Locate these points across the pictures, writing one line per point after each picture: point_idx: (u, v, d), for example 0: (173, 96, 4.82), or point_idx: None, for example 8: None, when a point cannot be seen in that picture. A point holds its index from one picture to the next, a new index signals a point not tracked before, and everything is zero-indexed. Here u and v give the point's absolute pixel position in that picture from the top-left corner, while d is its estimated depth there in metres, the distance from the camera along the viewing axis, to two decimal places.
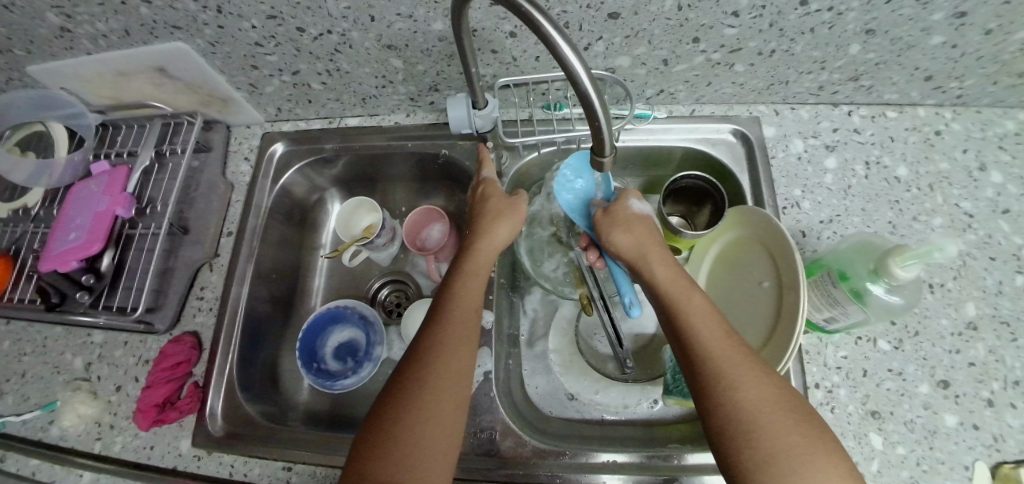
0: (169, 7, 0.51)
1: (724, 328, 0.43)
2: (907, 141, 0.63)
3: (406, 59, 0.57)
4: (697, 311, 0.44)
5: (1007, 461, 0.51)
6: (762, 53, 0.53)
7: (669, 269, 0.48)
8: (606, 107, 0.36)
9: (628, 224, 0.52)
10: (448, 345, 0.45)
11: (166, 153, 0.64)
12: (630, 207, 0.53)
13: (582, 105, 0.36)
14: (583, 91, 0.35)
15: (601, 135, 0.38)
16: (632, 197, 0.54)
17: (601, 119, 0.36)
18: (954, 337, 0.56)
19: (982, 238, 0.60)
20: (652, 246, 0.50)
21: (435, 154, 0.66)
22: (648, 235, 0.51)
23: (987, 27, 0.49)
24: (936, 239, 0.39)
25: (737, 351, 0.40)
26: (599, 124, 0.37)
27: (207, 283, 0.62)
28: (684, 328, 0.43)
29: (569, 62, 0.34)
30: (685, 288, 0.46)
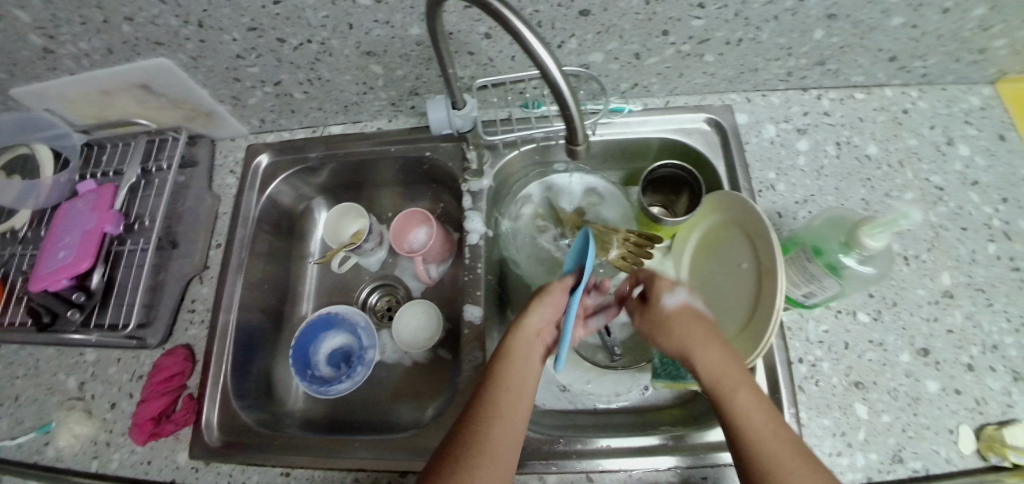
0: (150, 23, 0.52)
1: (779, 426, 0.41)
2: (875, 120, 0.64)
3: (384, 65, 0.58)
4: (750, 412, 0.42)
5: (990, 423, 0.54)
6: (730, 43, 0.55)
7: (720, 354, 0.46)
8: (578, 98, 0.38)
9: (669, 317, 0.50)
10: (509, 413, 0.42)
11: (151, 170, 0.65)
12: (665, 296, 0.52)
13: (555, 98, 0.38)
14: (556, 84, 0.36)
15: (573, 125, 0.40)
16: (665, 286, 0.52)
17: (573, 109, 0.38)
18: (931, 306, 0.58)
19: (953, 210, 0.63)
20: (701, 334, 0.48)
21: (419, 157, 0.67)
22: (697, 322, 0.49)
23: (944, 6, 0.51)
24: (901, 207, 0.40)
25: (799, 457, 0.39)
26: (571, 114, 0.39)
27: (197, 296, 0.62)
28: (738, 430, 0.41)
29: (541, 59, 0.35)
30: (738, 377, 0.44)
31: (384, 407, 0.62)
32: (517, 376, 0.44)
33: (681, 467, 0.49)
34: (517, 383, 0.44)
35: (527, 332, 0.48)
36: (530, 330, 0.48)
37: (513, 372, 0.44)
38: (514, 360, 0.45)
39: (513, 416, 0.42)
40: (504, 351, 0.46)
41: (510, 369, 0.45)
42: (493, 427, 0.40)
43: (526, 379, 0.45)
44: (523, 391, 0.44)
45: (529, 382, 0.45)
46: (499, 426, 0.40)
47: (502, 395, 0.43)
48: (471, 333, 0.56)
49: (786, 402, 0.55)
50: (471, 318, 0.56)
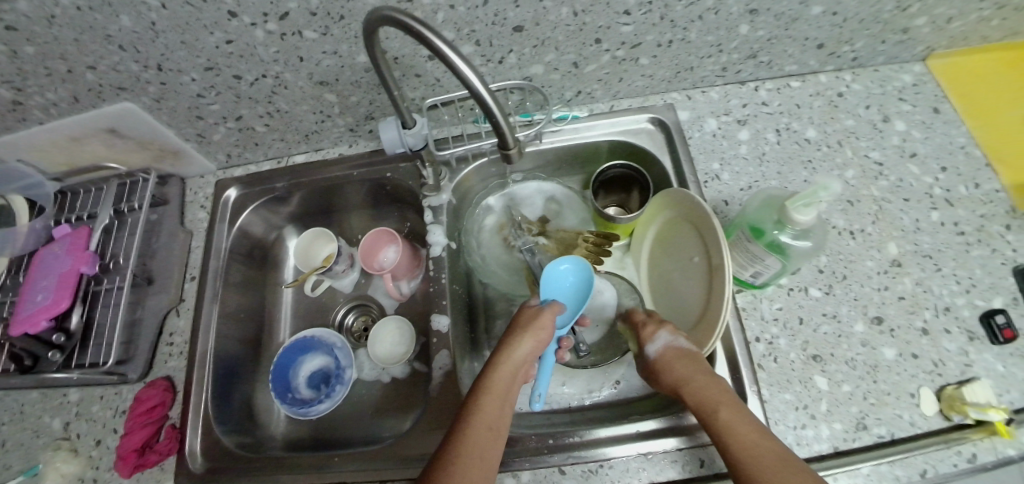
0: (114, 70, 0.56)
1: (765, 437, 0.42)
2: (812, 105, 0.68)
3: (338, 93, 0.62)
4: (736, 425, 0.44)
5: (950, 383, 0.57)
6: (661, 45, 0.58)
7: (703, 377, 0.48)
8: (503, 109, 0.43)
9: (659, 365, 0.52)
10: (488, 432, 0.43)
11: (124, 211, 0.67)
12: (647, 347, 0.54)
13: (481, 108, 0.42)
14: (482, 99, 0.41)
15: (501, 130, 0.44)
16: (646, 337, 0.55)
17: (498, 117, 0.43)
18: (880, 275, 0.61)
19: (895, 183, 0.65)
20: (685, 364, 0.50)
21: (380, 178, 0.69)
22: (681, 355, 0.51)
23: None
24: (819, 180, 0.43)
25: (786, 463, 0.40)
26: (499, 122, 0.44)
27: (174, 328, 0.64)
28: (727, 447, 0.43)
29: (467, 77, 0.40)
30: (721, 396, 0.47)
31: (365, 423, 0.63)
32: (494, 406, 0.45)
33: (649, 453, 0.51)
34: (494, 412, 0.45)
35: (510, 365, 0.49)
36: (513, 362, 0.49)
37: (492, 402, 0.46)
38: (494, 388, 0.47)
39: (489, 441, 0.42)
40: (484, 382, 0.48)
41: (489, 400, 0.46)
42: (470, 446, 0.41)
43: (501, 406, 0.46)
44: (497, 418, 0.44)
45: (505, 411, 0.46)
46: (477, 443, 0.42)
47: (479, 424, 0.43)
48: (439, 341, 0.57)
49: (748, 381, 0.56)
50: (438, 328, 0.58)
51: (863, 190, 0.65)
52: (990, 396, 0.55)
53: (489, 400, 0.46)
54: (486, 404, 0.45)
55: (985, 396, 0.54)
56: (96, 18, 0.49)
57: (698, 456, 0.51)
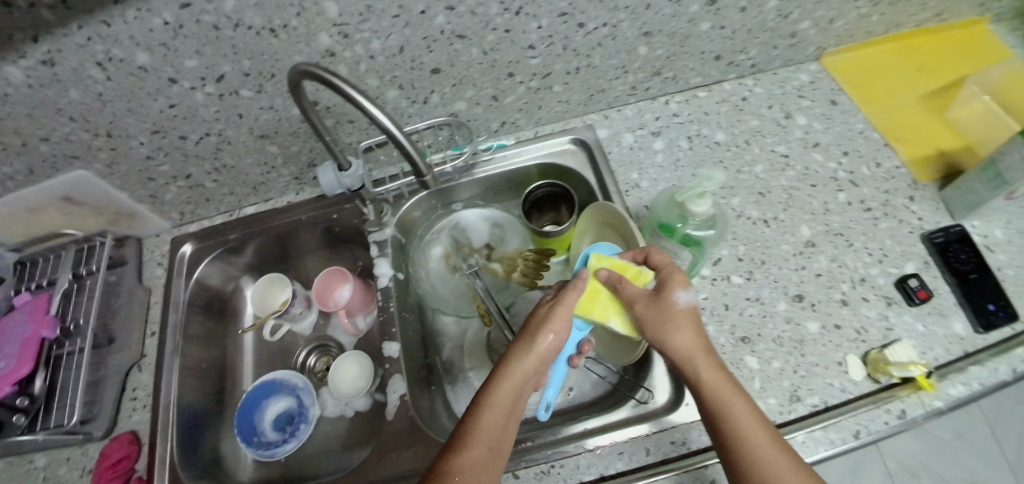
0: (65, 140, 0.59)
1: (770, 431, 0.44)
2: (719, 111, 0.74)
3: (280, 144, 0.66)
4: (748, 420, 0.44)
5: (873, 348, 0.61)
6: (570, 72, 0.64)
7: (713, 360, 0.47)
8: (407, 136, 0.52)
9: (682, 318, 0.48)
10: (489, 445, 0.45)
11: (83, 274, 0.70)
12: (683, 294, 0.48)
13: (388, 138, 0.51)
14: (387, 130, 0.50)
15: (414, 160, 0.55)
16: (684, 284, 0.49)
17: (405, 146, 0.52)
18: (796, 257, 0.66)
19: (802, 172, 0.71)
20: (699, 338, 0.48)
21: (327, 220, 0.73)
22: (695, 324, 0.49)
23: (739, 6, 0.61)
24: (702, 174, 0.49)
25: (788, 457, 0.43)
26: (408, 151, 0.54)
27: (138, 383, 0.66)
28: (738, 440, 0.43)
29: (369, 111, 0.48)
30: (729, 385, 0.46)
31: (333, 456, 0.65)
32: (494, 423, 0.46)
33: (596, 448, 0.55)
34: (495, 430, 0.45)
35: (516, 375, 0.48)
36: (519, 374, 0.48)
37: (492, 418, 0.46)
38: (496, 404, 0.47)
39: (485, 459, 0.44)
40: (486, 395, 0.48)
41: (490, 415, 0.46)
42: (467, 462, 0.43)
43: (501, 421, 0.46)
44: (497, 435, 0.45)
45: (506, 423, 0.46)
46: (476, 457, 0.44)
47: (479, 443, 0.44)
48: (391, 366, 0.60)
49: None
50: (390, 354, 0.61)
51: (773, 182, 0.71)
52: (911, 355, 0.59)
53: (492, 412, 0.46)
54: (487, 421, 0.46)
55: (907, 355, 0.59)
56: (46, 94, 0.52)
57: (644, 445, 0.54)
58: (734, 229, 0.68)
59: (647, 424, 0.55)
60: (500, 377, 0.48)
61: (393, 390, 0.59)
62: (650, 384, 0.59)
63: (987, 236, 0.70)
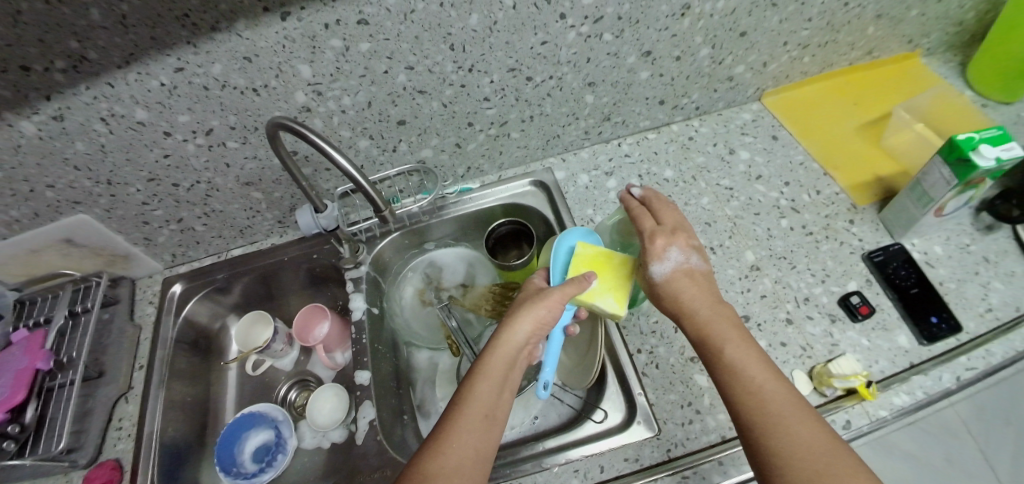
0: (69, 187, 0.65)
1: (772, 376, 0.47)
2: (667, 150, 0.81)
3: (264, 191, 0.73)
4: (743, 356, 0.48)
5: (819, 363, 0.66)
6: (525, 120, 0.71)
7: (708, 313, 0.52)
8: (365, 175, 0.57)
9: (664, 284, 0.54)
10: (483, 413, 0.48)
11: (78, 312, 0.74)
12: (655, 263, 0.54)
13: (350, 179, 0.56)
14: (347, 171, 0.55)
15: (375, 199, 0.61)
16: (655, 254, 0.54)
17: (366, 187, 0.58)
18: (741, 280, 0.71)
19: (745, 202, 0.77)
20: (690, 295, 0.53)
21: (307, 259, 0.78)
22: (689, 282, 0.54)
23: (673, 55, 0.70)
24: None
25: (787, 402, 0.45)
26: (369, 191, 0.59)
27: (124, 414, 0.69)
28: (734, 384, 0.47)
29: (333, 156, 0.53)
30: (728, 334, 0.50)
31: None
32: (486, 394, 0.49)
33: (553, 466, 0.58)
34: (488, 401, 0.49)
35: (506, 349, 0.53)
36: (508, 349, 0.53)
37: (485, 389, 0.49)
38: (489, 376, 0.50)
39: (479, 427, 0.47)
40: (478, 370, 0.51)
41: (482, 388, 0.49)
42: (461, 428, 0.46)
43: (493, 393, 0.49)
44: (488, 406, 0.48)
45: (497, 394, 0.50)
46: (469, 424, 0.46)
47: (474, 413, 0.47)
48: (362, 393, 0.64)
49: (635, 386, 0.62)
50: (361, 382, 0.64)
51: (718, 212, 0.76)
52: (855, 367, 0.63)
53: (484, 382, 0.50)
54: (480, 391, 0.49)
55: (850, 367, 0.63)
56: (54, 146, 0.59)
57: (599, 463, 0.58)
58: None
59: (600, 442, 0.59)
60: (491, 351, 0.52)
61: (361, 415, 0.62)
62: (604, 404, 0.63)
63: (927, 253, 0.75)
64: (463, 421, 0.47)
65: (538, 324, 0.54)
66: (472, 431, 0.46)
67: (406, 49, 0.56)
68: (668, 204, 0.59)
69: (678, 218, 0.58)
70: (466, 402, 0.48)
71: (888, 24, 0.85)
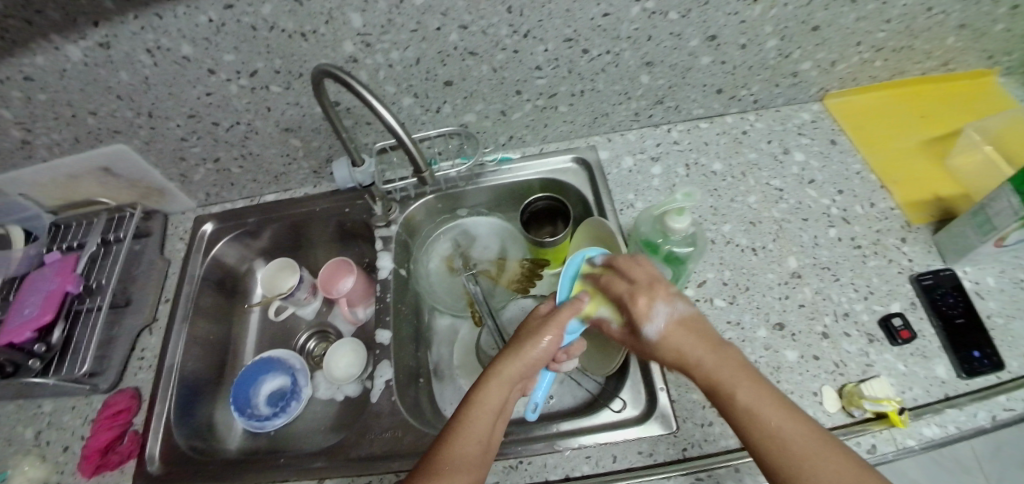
0: (111, 115, 0.65)
1: (785, 410, 0.44)
2: (718, 143, 0.77)
3: (302, 138, 0.71)
4: (751, 394, 0.45)
5: (851, 382, 0.63)
6: (575, 95, 0.68)
7: (712, 359, 0.48)
8: (408, 131, 0.55)
9: (662, 344, 0.51)
10: (481, 441, 0.46)
11: (110, 241, 0.76)
12: (645, 324, 0.52)
13: (393, 134, 0.54)
14: (391, 127, 0.53)
15: (416, 159, 0.59)
16: (642, 317, 0.51)
17: (410, 146, 0.56)
18: (781, 286, 0.68)
19: (794, 206, 0.73)
20: (689, 346, 0.50)
21: (339, 212, 0.77)
22: (686, 332, 0.50)
23: (738, 43, 0.66)
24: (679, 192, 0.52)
25: (808, 440, 0.41)
26: (412, 151, 0.58)
27: (147, 344, 0.70)
28: (752, 431, 0.43)
29: (381, 113, 0.52)
30: (733, 373, 0.47)
31: (318, 436, 0.68)
32: (485, 420, 0.47)
33: (565, 450, 0.57)
34: (487, 428, 0.47)
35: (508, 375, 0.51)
36: (510, 376, 0.50)
37: (485, 415, 0.48)
38: (488, 402, 0.49)
39: (477, 455, 0.45)
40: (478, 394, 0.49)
41: (481, 414, 0.48)
42: (459, 454, 0.45)
43: (492, 418, 0.48)
44: (487, 432, 0.47)
45: (496, 419, 0.48)
46: (467, 450, 0.45)
47: (471, 441, 0.46)
48: (382, 352, 0.63)
49: (657, 381, 0.60)
50: (381, 341, 0.63)
51: (765, 212, 0.72)
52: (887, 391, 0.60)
53: (483, 407, 0.48)
54: (479, 417, 0.47)
55: (883, 391, 0.60)
56: (99, 72, 0.58)
57: (612, 452, 0.56)
58: (721, 254, 0.70)
59: (615, 432, 0.58)
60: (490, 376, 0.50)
61: (379, 374, 0.61)
62: (624, 395, 0.61)
63: (978, 283, 0.71)
64: (460, 448, 0.45)
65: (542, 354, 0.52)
66: (469, 459, 0.44)
67: (462, 7, 0.53)
68: (633, 259, 0.56)
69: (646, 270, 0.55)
70: (465, 427, 0.47)
71: (971, 36, 0.78)
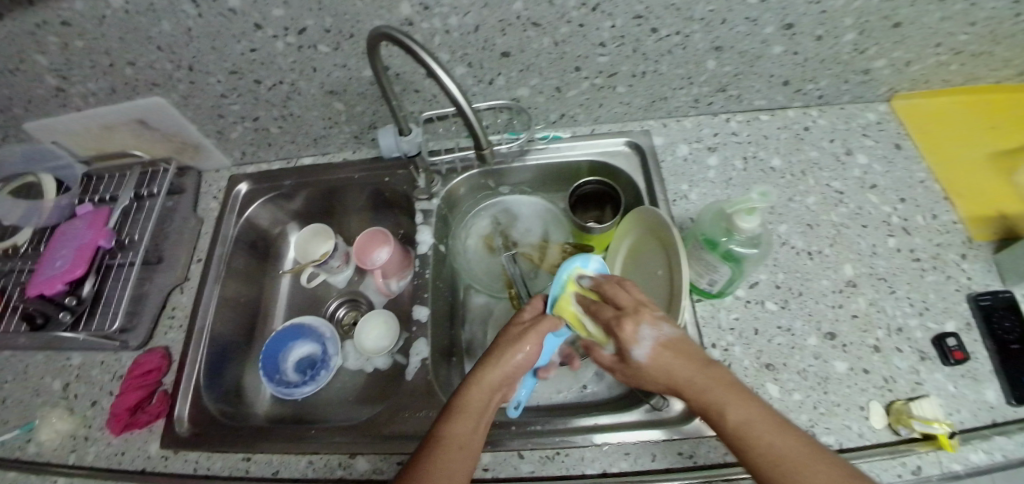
0: (150, 67, 0.63)
1: (779, 429, 0.40)
2: (779, 137, 0.73)
3: (346, 102, 0.68)
4: (744, 417, 0.41)
5: (899, 399, 0.60)
6: (636, 75, 0.64)
7: (699, 378, 0.44)
8: (469, 100, 0.51)
9: (649, 370, 0.46)
10: (463, 445, 0.44)
11: (144, 196, 0.75)
12: (631, 351, 0.46)
13: (451, 101, 0.51)
14: (451, 92, 0.50)
15: (477, 134, 0.56)
16: (631, 339, 0.46)
17: (469, 114, 0.52)
18: (835, 294, 0.65)
19: (854, 210, 0.70)
20: (678, 370, 0.45)
21: (378, 182, 0.74)
22: (675, 355, 0.45)
23: (815, 34, 0.61)
24: (754, 189, 0.49)
25: (806, 458, 0.38)
26: (471, 121, 0.53)
27: (178, 304, 0.70)
28: (748, 452, 0.40)
29: (440, 77, 0.48)
30: (722, 393, 0.42)
31: (344, 408, 0.67)
32: (467, 429, 0.45)
33: (604, 444, 0.55)
34: (468, 433, 0.45)
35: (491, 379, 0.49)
36: (491, 382, 0.49)
37: (467, 425, 0.46)
38: (470, 407, 0.47)
39: (460, 465, 0.43)
40: (459, 400, 0.48)
41: (464, 421, 0.46)
42: (440, 461, 0.43)
43: (475, 427, 0.46)
44: (471, 441, 0.45)
45: (478, 428, 0.46)
46: (449, 456, 0.43)
47: (453, 446, 0.44)
48: (418, 329, 0.62)
49: None
50: (419, 318, 0.62)
51: (823, 215, 0.69)
52: (936, 412, 0.57)
53: (464, 413, 0.47)
54: (461, 427, 0.45)
55: (932, 412, 0.56)
56: (140, 21, 0.56)
57: (650, 450, 0.54)
58: (777, 256, 0.67)
59: (656, 430, 0.55)
60: (470, 382, 0.49)
61: (415, 352, 0.60)
62: None
63: None
64: (439, 454, 0.43)
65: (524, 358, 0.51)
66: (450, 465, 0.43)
67: None
68: (620, 283, 0.51)
69: (631, 294, 0.49)
70: (447, 433, 0.45)
71: None
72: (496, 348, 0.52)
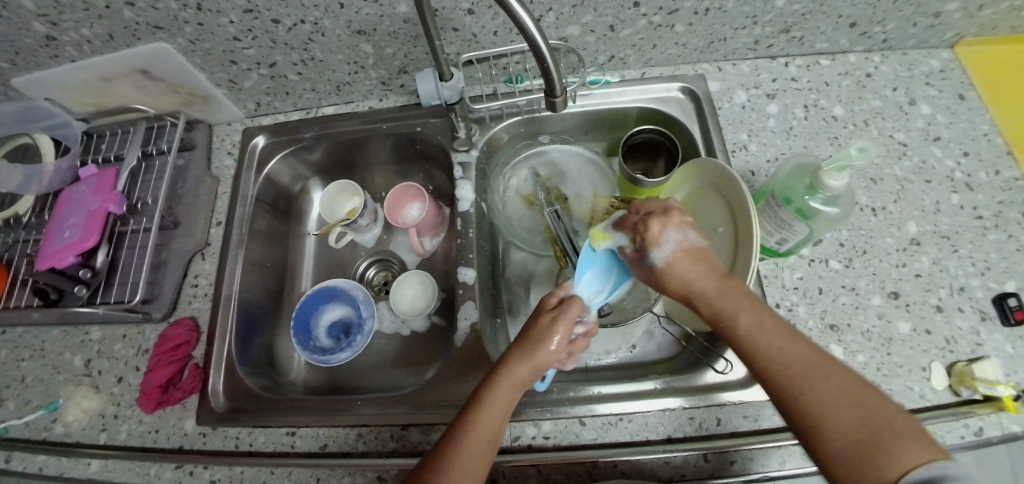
0: (151, 7, 0.55)
1: (791, 340, 0.39)
2: (840, 84, 0.69)
3: (375, 44, 0.61)
4: (757, 331, 0.40)
5: (961, 360, 0.55)
6: (698, 13, 0.58)
7: (717, 289, 0.43)
8: (549, 43, 0.40)
9: (666, 272, 0.46)
10: (484, 435, 0.42)
11: (152, 154, 0.68)
12: (653, 249, 0.46)
13: (525, 41, 0.40)
14: (530, 36, 0.39)
15: (550, 77, 0.44)
16: (653, 236, 0.46)
17: (548, 60, 0.41)
18: (899, 252, 0.61)
19: (918, 164, 0.65)
20: (699, 279, 0.44)
21: (410, 133, 0.70)
22: (694, 263, 0.45)
23: None
24: (853, 144, 0.43)
25: (808, 362, 0.37)
26: (547, 66, 0.42)
27: (200, 271, 0.66)
28: (757, 357, 0.40)
29: (515, 11, 0.37)
30: (739, 302, 0.42)
31: (381, 375, 0.64)
32: (495, 420, 0.43)
33: (665, 409, 0.52)
34: (495, 425, 0.43)
35: (525, 368, 0.45)
36: (522, 374, 0.45)
37: (495, 413, 0.43)
38: (498, 398, 0.44)
39: (485, 455, 0.41)
40: (490, 388, 0.44)
41: (492, 412, 0.43)
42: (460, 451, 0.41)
43: (500, 419, 0.43)
44: (495, 433, 0.42)
45: (506, 417, 0.44)
46: (469, 446, 0.41)
47: (479, 436, 0.42)
48: (464, 292, 0.58)
49: None
50: (465, 280, 0.59)
51: (886, 169, 0.65)
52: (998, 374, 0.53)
53: (490, 400, 0.43)
54: (490, 415, 0.42)
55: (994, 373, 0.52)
56: None
57: (715, 415, 0.51)
58: None
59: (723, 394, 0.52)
60: (498, 366, 0.45)
61: (462, 317, 0.57)
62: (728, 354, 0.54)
63: None
64: (461, 441, 0.41)
65: (552, 353, 0.46)
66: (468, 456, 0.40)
67: None
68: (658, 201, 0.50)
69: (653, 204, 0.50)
70: (470, 419, 0.42)
71: None
72: (524, 335, 0.48)
